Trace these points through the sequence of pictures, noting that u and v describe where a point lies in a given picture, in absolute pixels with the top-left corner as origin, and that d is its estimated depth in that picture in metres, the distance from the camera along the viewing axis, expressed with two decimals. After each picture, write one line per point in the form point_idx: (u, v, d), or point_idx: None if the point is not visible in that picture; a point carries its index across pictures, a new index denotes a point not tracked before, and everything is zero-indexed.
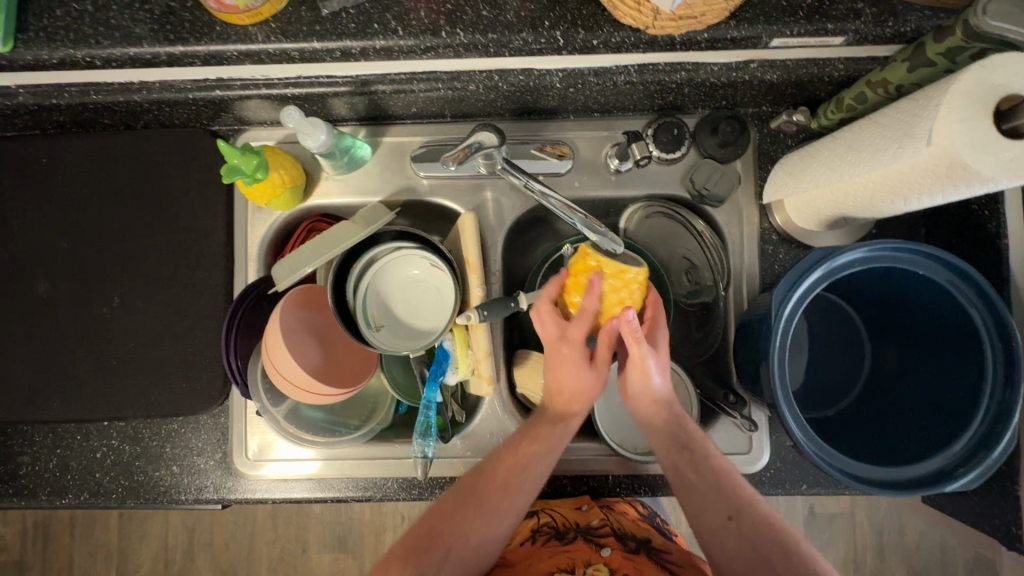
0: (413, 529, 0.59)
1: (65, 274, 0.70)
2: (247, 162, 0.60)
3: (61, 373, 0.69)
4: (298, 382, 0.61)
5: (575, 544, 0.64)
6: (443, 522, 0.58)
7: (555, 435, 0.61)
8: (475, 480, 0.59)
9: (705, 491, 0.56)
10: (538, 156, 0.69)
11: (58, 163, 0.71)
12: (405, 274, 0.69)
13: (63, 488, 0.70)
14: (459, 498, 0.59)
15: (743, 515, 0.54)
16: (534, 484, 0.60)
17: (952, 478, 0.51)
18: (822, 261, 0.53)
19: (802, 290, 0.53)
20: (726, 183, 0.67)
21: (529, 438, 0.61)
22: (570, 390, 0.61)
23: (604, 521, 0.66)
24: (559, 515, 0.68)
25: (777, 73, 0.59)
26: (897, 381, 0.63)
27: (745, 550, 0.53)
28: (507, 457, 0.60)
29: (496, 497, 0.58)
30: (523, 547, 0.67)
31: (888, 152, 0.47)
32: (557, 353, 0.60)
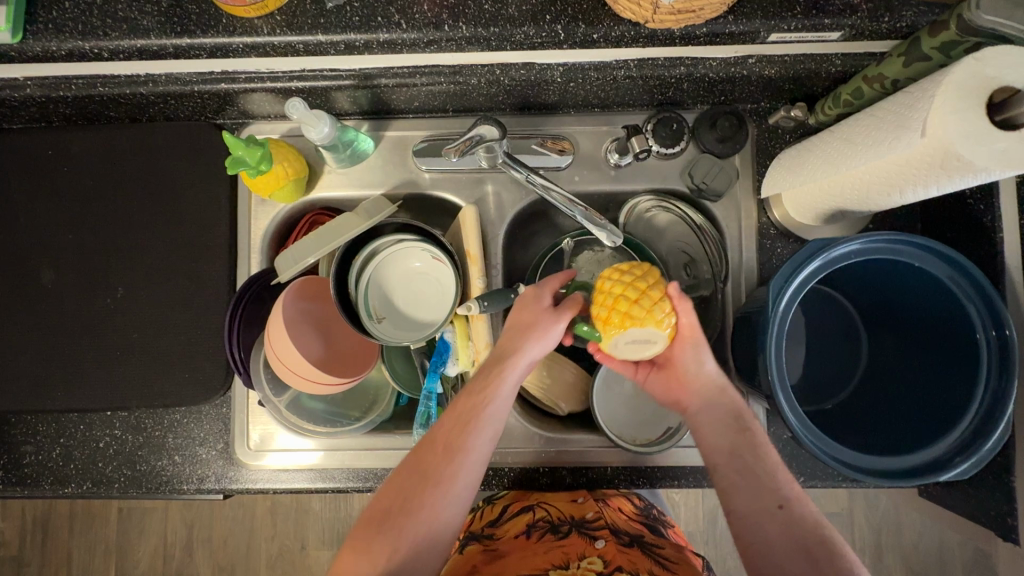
0: (384, 493, 0.56)
1: (70, 265, 0.71)
2: (252, 153, 0.60)
3: (65, 363, 0.70)
4: (303, 373, 0.62)
5: (569, 537, 0.64)
6: (413, 484, 0.54)
7: (496, 381, 0.56)
8: (437, 438, 0.56)
9: (756, 470, 0.54)
10: (539, 150, 0.69)
11: (63, 155, 0.71)
12: (406, 266, 0.70)
13: (65, 478, 0.70)
14: (427, 459, 0.55)
15: (794, 506, 0.52)
16: (490, 431, 0.56)
17: (948, 467, 0.52)
18: (819, 253, 0.54)
19: (797, 282, 0.54)
20: (724, 178, 0.68)
21: (467, 400, 0.57)
22: (522, 323, 0.58)
23: (598, 514, 0.67)
24: (554, 509, 0.68)
25: (774, 69, 0.60)
26: (892, 374, 0.63)
27: (791, 541, 0.50)
28: (458, 413, 0.56)
29: (459, 454, 0.55)
30: (515, 540, 0.65)
31: (884, 144, 0.48)
32: (524, 304, 0.60)
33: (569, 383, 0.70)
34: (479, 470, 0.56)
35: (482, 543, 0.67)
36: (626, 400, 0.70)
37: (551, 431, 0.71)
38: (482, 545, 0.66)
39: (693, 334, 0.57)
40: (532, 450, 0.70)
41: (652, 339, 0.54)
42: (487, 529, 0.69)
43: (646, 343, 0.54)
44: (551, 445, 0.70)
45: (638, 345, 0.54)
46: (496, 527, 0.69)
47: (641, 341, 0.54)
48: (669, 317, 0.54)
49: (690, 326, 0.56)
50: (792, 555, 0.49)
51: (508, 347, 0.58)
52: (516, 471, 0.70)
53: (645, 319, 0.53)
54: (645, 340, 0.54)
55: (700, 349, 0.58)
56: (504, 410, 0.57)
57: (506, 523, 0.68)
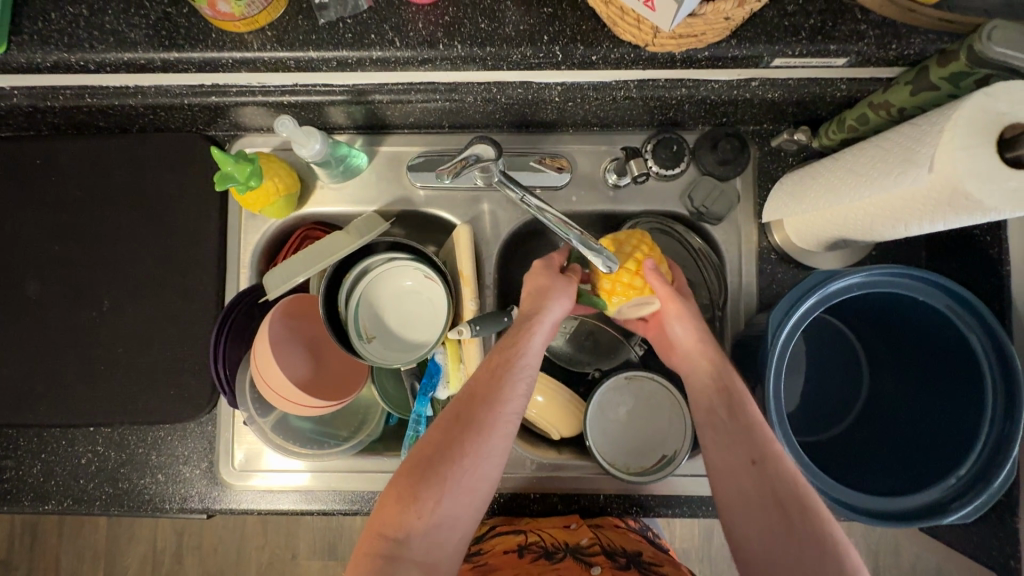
0: (409, 461, 0.52)
1: (56, 277, 0.70)
2: (241, 169, 0.59)
3: (50, 377, 0.69)
4: (264, 374, 0.61)
5: (564, 562, 0.61)
6: (442, 449, 0.51)
7: (522, 339, 0.55)
8: (465, 399, 0.53)
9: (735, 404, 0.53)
10: (537, 168, 0.68)
11: (52, 165, 0.70)
12: (399, 285, 0.68)
13: (46, 494, 0.69)
14: (459, 419, 0.52)
15: (768, 462, 0.50)
16: (521, 386, 0.54)
17: (949, 510, 0.50)
18: (819, 285, 0.52)
19: (798, 315, 0.53)
20: (725, 202, 0.67)
21: (475, 381, 0.54)
22: (540, 285, 0.58)
23: (593, 539, 0.63)
24: (547, 535, 0.65)
25: (778, 92, 0.58)
26: (892, 406, 0.62)
27: (762, 498, 0.49)
28: (485, 376, 0.54)
29: (489, 416, 0.52)
30: (506, 557, 0.63)
31: (891, 177, 0.46)
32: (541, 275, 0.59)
33: (561, 407, 0.68)
34: (511, 431, 0.53)
35: (470, 562, 0.64)
36: (621, 426, 0.68)
37: (543, 455, 0.69)
38: (471, 562, 0.64)
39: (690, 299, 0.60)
40: (523, 474, 0.69)
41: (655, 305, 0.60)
42: (474, 546, 0.67)
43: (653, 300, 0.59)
44: (543, 470, 0.69)
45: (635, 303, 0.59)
46: (483, 543, 0.67)
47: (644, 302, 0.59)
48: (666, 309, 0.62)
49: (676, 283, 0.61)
50: (758, 508, 0.49)
51: (530, 309, 0.57)
52: (506, 496, 0.69)
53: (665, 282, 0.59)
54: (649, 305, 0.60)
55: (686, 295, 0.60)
56: (533, 367, 0.55)
57: (494, 540, 0.66)
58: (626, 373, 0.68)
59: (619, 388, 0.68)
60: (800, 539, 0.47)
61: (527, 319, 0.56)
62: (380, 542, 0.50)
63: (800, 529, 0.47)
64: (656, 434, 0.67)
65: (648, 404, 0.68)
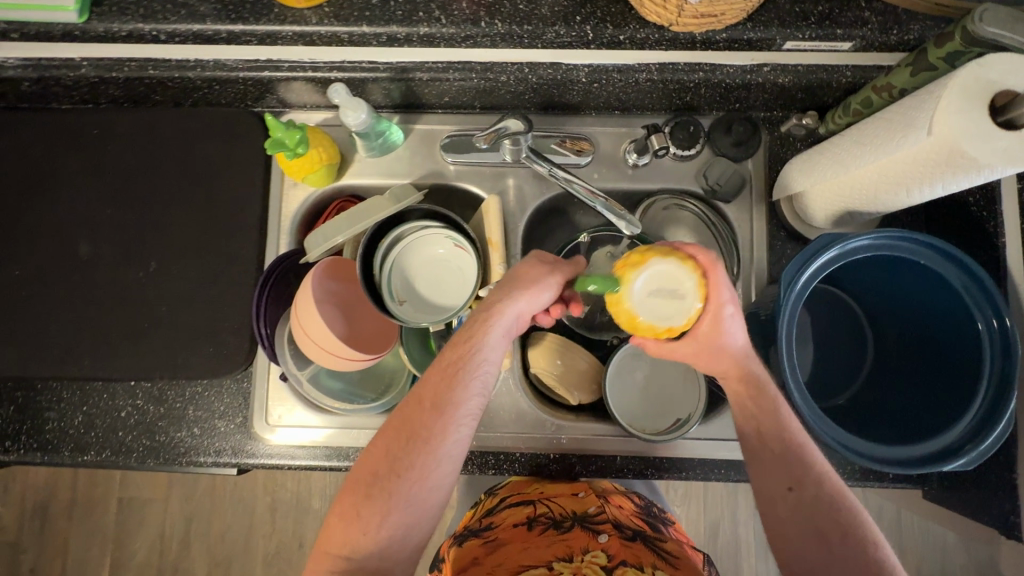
0: (356, 476, 0.56)
1: (106, 239, 0.74)
2: (291, 135, 0.64)
3: (96, 333, 0.72)
4: (307, 330, 0.64)
5: (572, 531, 0.64)
6: (387, 464, 0.55)
7: (474, 340, 0.56)
8: (410, 414, 0.56)
9: (761, 412, 0.55)
10: (557, 150, 0.73)
11: (108, 135, 0.75)
12: (430, 253, 0.72)
13: (85, 445, 0.72)
14: (406, 441, 0.55)
15: (805, 487, 0.53)
16: (469, 396, 0.56)
17: (961, 451, 0.53)
18: (830, 245, 0.56)
19: (808, 273, 0.56)
20: (737, 179, 0.71)
21: (421, 392, 0.56)
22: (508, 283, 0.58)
23: (601, 509, 0.67)
24: (556, 506, 0.67)
25: (788, 77, 0.64)
26: (896, 369, 0.65)
27: (803, 521, 0.52)
28: (433, 384, 0.56)
29: (428, 431, 0.54)
30: (517, 530, 0.65)
31: (893, 143, 0.51)
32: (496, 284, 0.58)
33: (583, 371, 0.72)
34: (461, 438, 0.56)
35: (480, 539, 0.66)
36: (637, 390, 0.72)
37: (562, 418, 0.72)
38: (482, 538, 0.66)
39: (720, 318, 0.50)
40: (543, 437, 0.72)
41: (685, 308, 0.47)
42: (486, 521, 0.69)
43: (684, 295, 0.47)
44: (562, 433, 0.71)
45: (659, 292, 0.47)
46: (495, 516, 0.69)
47: (671, 294, 0.47)
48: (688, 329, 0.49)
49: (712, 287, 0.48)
50: (801, 535, 0.52)
51: (490, 303, 0.57)
52: (526, 457, 0.72)
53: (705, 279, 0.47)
54: (677, 304, 0.47)
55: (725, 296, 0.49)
56: (485, 372, 0.56)
57: (504, 513, 0.68)
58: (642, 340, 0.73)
59: (636, 355, 0.72)
60: (840, 562, 0.50)
61: (472, 334, 0.56)
62: (328, 557, 0.55)
63: (840, 549, 0.51)
64: (670, 399, 0.71)
65: (663, 370, 0.73)
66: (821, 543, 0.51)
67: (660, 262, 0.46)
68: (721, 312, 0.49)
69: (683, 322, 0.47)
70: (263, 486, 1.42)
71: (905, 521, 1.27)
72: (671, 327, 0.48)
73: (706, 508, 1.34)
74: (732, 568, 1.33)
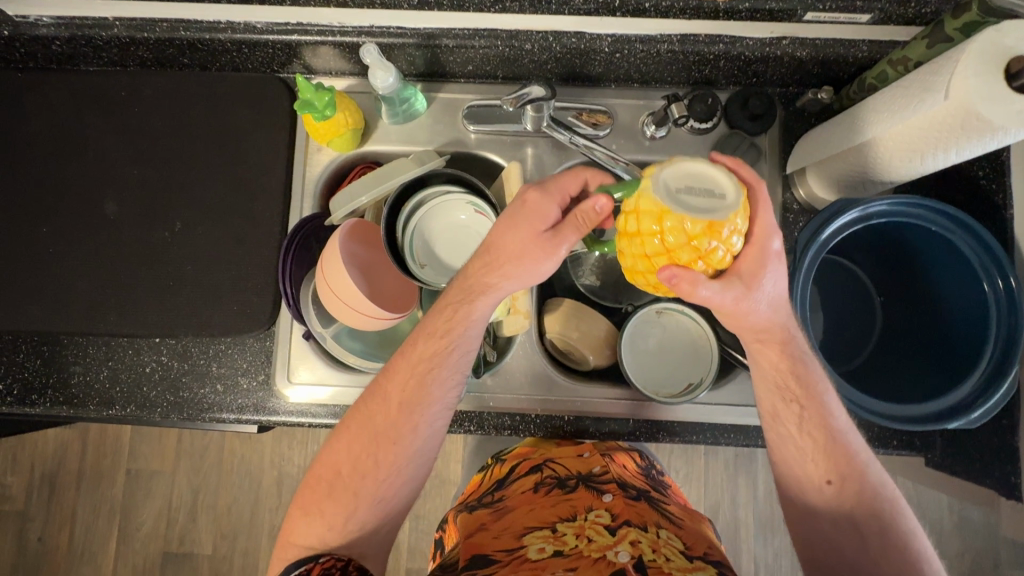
0: (323, 474, 0.59)
1: (132, 198, 0.75)
2: (319, 97, 0.66)
3: (121, 290, 0.74)
4: (336, 289, 0.66)
5: (577, 490, 0.65)
6: (354, 463, 0.59)
7: (453, 331, 0.59)
8: (380, 412, 0.59)
9: (792, 391, 0.57)
10: (573, 122, 0.74)
11: (135, 97, 0.76)
12: (453, 219, 0.74)
13: (110, 399, 0.74)
14: (374, 442, 0.59)
15: (844, 482, 0.55)
16: (440, 391, 0.60)
17: (974, 406, 0.56)
18: (853, 205, 0.58)
19: (829, 231, 0.59)
20: (749, 155, 0.73)
21: (382, 392, 0.59)
22: (512, 253, 0.55)
23: (606, 469, 0.68)
24: (561, 467, 0.69)
25: (806, 51, 0.66)
26: (904, 338, 0.68)
27: (842, 512, 0.55)
28: (405, 382, 0.59)
29: (397, 429, 0.59)
30: (524, 496, 0.66)
31: (910, 107, 0.53)
32: (469, 267, 0.59)
33: (598, 337, 0.74)
34: (429, 428, 0.60)
35: (490, 505, 0.67)
36: (650, 356, 0.73)
37: (576, 381, 0.74)
38: (492, 506, 0.66)
39: (764, 254, 0.50)
40: (558, 399, 0.73)
41: (724, 204, 0.44)
42: (496, 492, 0.69)
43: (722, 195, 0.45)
44: (576, 396, 0.73)
45: (692, 188, 0.44)
46: (506, 487, 0.69)
47: (705, 190, 0.44)
48: (731, 242, 0.46)
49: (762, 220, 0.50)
50: (836, 526, 0.55)
51: (468, 292, 0.58)
52: (542, 418, 0.74)
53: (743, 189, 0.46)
54: (713, 199, 0.44)
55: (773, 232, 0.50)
56: (453, 368, 0.60)
57: (514, 484, 0.69)
58: (655, 307, 0.74)
59: (649, 321, 0.74)
60: (876, 556, 0.53)
61: (440, 333, 0.59)
62: (289, 546, 0.58)
63: (877, 543, 0.54)
64: (683, 365, 0.73)
65: (675, 336, 0.74)
66: (857, 536, 0.54)
67: (687, 161, 0.45)
68: (762, 255, 0.49)
69: (724, 218, 0.44)
70: (270, 461, 1.44)
71: None
72: (712, 226, 0.44)
73: (706, 490, 1.37)
74: (731, 551, 1.35)
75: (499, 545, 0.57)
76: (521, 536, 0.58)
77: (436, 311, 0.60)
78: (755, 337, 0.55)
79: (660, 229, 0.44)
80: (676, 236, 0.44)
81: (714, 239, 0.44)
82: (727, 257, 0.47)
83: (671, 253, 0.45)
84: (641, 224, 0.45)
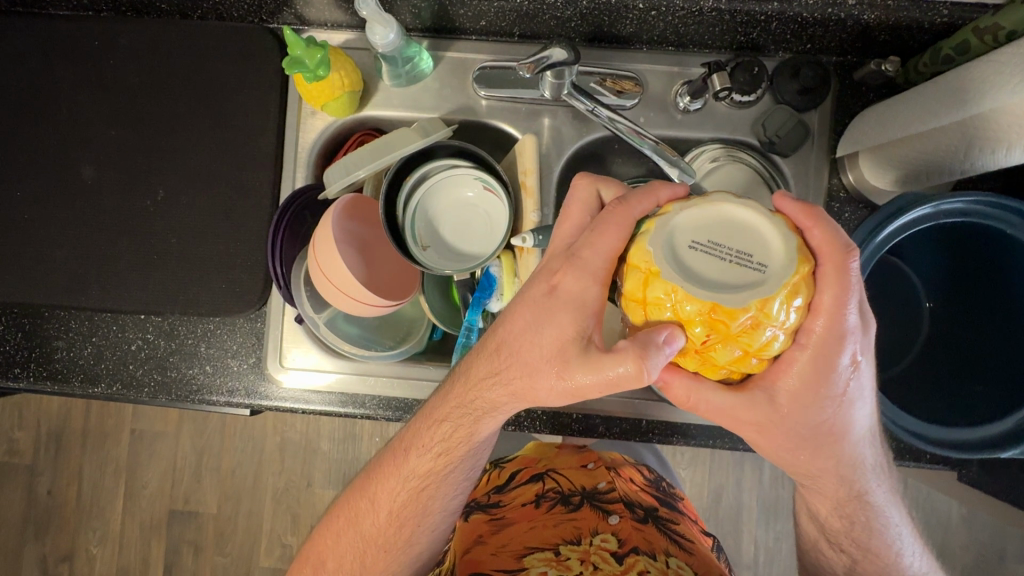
0: (331, 557, 0.60)
1: (111, 162, 0.69)
2: (311, 55, 0.58)
3: (102, 262, 0.69)
4: (326, 270, 0.60)
5: (582, 509, 0.63)
6: (360, 553, 0.59)
7: (466, 438, 0.54)
8: (392, 513, 0.58)
9: (841, 498, 0.54)
10: (596, 89, 0.65)
11: (111, 47, 0.69)
12: (460, 196, 0.67)
13: (95, 377, 0.70)
14: (364, 547, 0.59)
15: None
16: (454, 490, 0.58)
17: None
18: (930, 202, 0.52)
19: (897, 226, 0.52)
20: (799, 133, 0.64)
21: (391, 490, 0.58)
22: (525, 354, 0.48)
23: (611, 485, 0.66)
24: (565, 481, 0.67)
25: (874, 14, 0.56)
26: (953, 346, 0.61)
27: None
28: (411, 484, 0.57)
29: (412, 528, 0.58)
30: (523, 509, 0.64)
31: (1004, 89, 0.45)
32: (471, 374, 0.53)
33: None
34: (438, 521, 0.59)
35: (489, 513, 0.65)
36: None
37: None
38: (491, 514, 0.64)
39: (830, 367, 0.42)
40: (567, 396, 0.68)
41: (747, 282, 0.37)
42: (494, 496, 0.67)
43: (751, 268, 0.38)
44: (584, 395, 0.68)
45: (712, 246, 0.39)
46: (505, 494, 0.67)
47: (725, 257, 0.38)
48: (754, 338, 0.38)
49: (830, 305, 0.40)
50: None
51: (474, 404, 0.53)
52: (549, 414, 0.69)
53: (796, 266, 0.38)
54: (731, 272, 0.38)
55: (846, 333, 0.41)
56: (462, 470, 0.57)
57: (515, 492, 0.67)
58: None
59: None
60: None
61: (436, 450, 0.55)
62: None
63: None
64: None
65: None
66: None
67: (728, 210, 0.40)
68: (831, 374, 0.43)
69: (736, 302, 0.37)
70: (272, 426, 1.43)
71: (912, 497, 1.27)
72: (715, 307, 0.37)
73: (711, 474, 1.34)
74: (732, 534, 1.34)
75: (498, 564, 0.57)
76: (521, 557, 0.58)
77: (438, 413, 0.55)
78: (809, 455, 0.50)
79: (652, 289, 0.39)
80: (661, 303, 0.39)
81: (718, 329, 0.38)
82: (753, 358, 0.39)
83: (652, 319, 0.40)
84: (629, 279, 0.41)
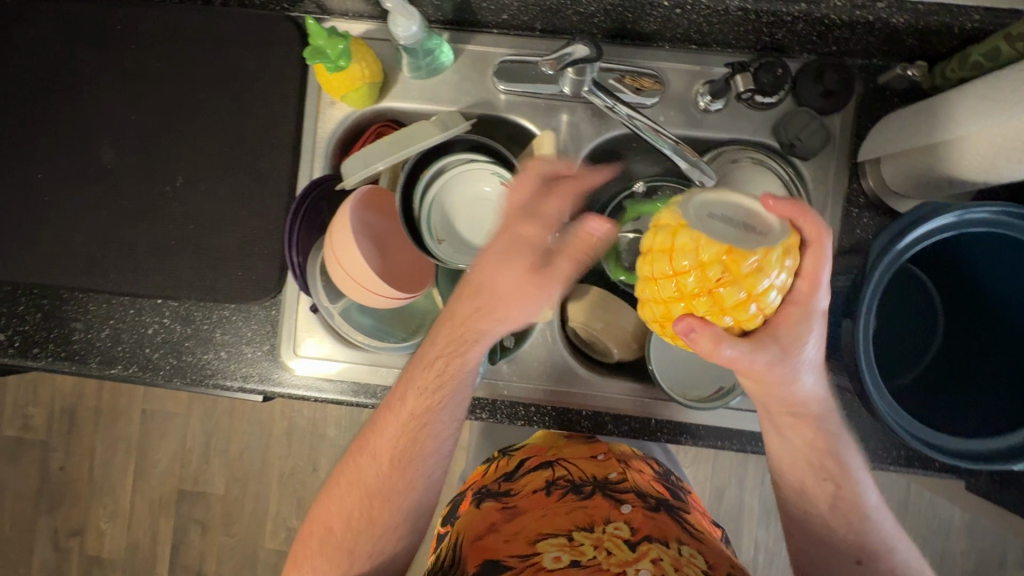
0: (334, 520, 0.60)
1: (130, 147, 0.70)
2: (332, 45, 0.58)
3: (121, 246, 0.69)
4: (342, 261, 0.60)
5: (592, 497, 0.63)
6: (361, 510, 0.59)
7: (452, 378, 0.57)
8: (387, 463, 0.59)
9: (815, 443, 0.56)
10: (615, 86, 0.65)
11: (132, 33, 0.69)
12: (475, 190, 0.67)
13: (112, 358, 0.71)
14: (365, 501, 0.60)
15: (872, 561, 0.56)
16: (441, 435, 0.60)
17: None
18: (958, 210, 0.51)
19: (927, 228, 0.51)
20: (820, 136, 0.63)
21: (383, 436, 0.59)
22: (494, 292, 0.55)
23: (623, 476, 0.67)
24: (575, 469, 0.67)
25: (903, 17, 0.55)
26: (968, 357, 0.61)
27: None
28: (406, 427, 0.59)
29: (408, 476, 0.60)
30: (535, 496, 0.64)
31: None
32: (454, 314, 0.57)
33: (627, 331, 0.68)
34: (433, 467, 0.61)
35: (499, 503, 0.64)
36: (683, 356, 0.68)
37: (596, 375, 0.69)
38: (502, 503, 0.64)
39: (809, 314, 0.47)
40: (579, 393, 0.69)
41: (754, 238, 0.43)
42: (504, 484, 0.68)
43: (757, 230, 0.43)
44: (595, 392, 0.69)
45: (727, 214, 0.44)
46: (514, 482, 0.68)
47: (738, 222, 0.43)
48: (756, 283, 0.42)
49: (812, 269, 0.46)
50: None
51: (464, 342, 0.57)
52: (559, 411, 0.69)
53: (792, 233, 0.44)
54: (743, 231, 0.43)
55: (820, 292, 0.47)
56: (452, 412, 0.59)
57: (524, 479, 0.68)
58: None
59: None
60: None
61: (430, 388, 0.57)
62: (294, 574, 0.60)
63: None
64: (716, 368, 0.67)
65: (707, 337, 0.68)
66: None
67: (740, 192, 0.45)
68: (811, 314, 0.47)
69: (747, 246, 0.42)
70: (280, 412, 1.45)
71: (914, 503, 1.27)
72: (727, 251, 0.42)
73: (714, 473, 1.35)
74: (733, 532, 1.35)
75: (512, 550, 0.56)
76: (535, 541, 0.57)
77: (430, 357, 0.58)
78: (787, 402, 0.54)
79: (675, 240, 0.44)
80: (683, 249, 0.43)
81: (728, 270, 0.42)
82: (751, 305, 0.44)
83: (671, 265, 0.44)
84: (656, 235, 0.46)
